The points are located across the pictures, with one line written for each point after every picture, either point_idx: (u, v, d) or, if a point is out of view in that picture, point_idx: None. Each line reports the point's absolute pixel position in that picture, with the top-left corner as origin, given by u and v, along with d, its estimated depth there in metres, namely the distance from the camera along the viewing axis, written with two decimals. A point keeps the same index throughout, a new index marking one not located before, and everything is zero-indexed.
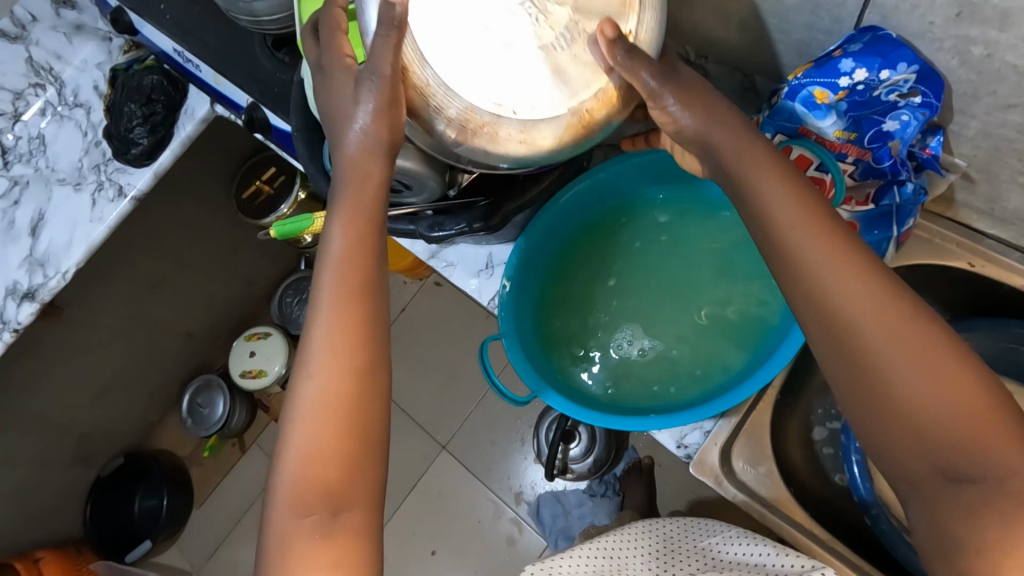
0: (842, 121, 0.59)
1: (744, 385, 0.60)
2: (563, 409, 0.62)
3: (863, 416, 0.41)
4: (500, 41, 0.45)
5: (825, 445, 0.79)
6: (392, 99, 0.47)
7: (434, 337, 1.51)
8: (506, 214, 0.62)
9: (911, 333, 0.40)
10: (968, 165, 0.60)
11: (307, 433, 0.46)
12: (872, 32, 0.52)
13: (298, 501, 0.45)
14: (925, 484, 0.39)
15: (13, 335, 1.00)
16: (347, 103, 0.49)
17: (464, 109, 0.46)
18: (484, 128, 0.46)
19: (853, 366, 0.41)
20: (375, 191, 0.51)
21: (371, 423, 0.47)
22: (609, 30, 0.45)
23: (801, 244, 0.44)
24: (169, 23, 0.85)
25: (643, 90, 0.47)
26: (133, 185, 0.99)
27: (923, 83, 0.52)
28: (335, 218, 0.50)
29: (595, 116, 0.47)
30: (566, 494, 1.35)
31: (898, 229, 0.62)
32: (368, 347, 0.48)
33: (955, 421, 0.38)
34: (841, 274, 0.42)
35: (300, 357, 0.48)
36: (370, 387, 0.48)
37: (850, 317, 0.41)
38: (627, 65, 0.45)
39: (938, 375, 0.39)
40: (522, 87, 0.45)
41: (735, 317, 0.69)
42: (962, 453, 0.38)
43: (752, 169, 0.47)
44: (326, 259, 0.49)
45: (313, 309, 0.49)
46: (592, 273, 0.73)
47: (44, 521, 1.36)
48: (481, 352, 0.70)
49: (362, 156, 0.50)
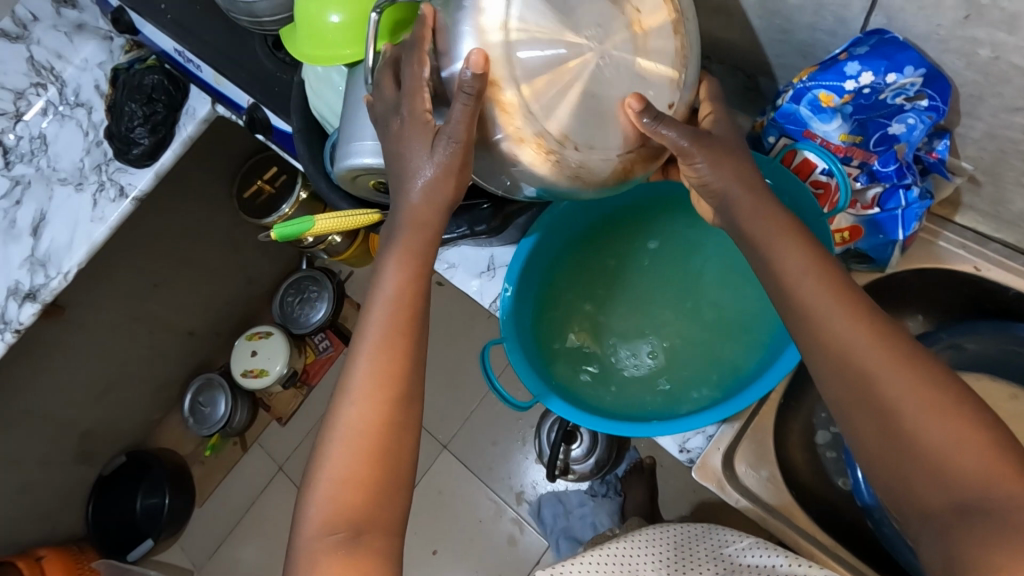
0: (847, 124, 0.58)
1: (747, 391, 0.60)
2: (567, 416, 0.61)
3: (868, 446, 0.45)
4: (567, 78, 0.44)
5: (826, 449, 0.77)
6: (462, 164, 0.49)
7: (435, 336, 1.51)
8: (509, 215, 0.62)
9: (912, 369, 0.44)
10: (974, 168, 0.59)
11: (341, 457, 0.49)
12: (878, 34, 0.51)
13: (325, 521, 0.48)
14: (933, 512, 0.41)
15: (15, 336, 1.00)
16: (416, 151, 0.50)
17: (536, 133, 0.45)
18: (548, 155, 0.46)
19: (855, 396, 0.45)
20: (429, 238, 0.53)
21: (401, 452, 0.50)
22: (633, 103, 0.46)
23: (805, 283, 0.48)
24: (169, 23, 0.85)
25: (673, 147, 0.48)
26: (134, 185, 0.99)
27: (929, 86, 0.52)
28: (387, 254, 0.53)
29: (631, 168, 0.50)
30: (566, 494, 1.34)
31: (904, 235, 0.61)
32: (408, 380, 0.51)
33: (959, 453, 0.41)
34: (847, 312, 0.47)
35: (341, 385, 0.51)
36: (403, 418, 0.50)
37: (852, 352, 0.45)
38: (652, 128, 0.47)
39: (939, 409, 0.42)
40: (583, 123, 0.46)
41: (732, 325, 0.69)
42: (970, 483, 0.40)
43: (762, 219, 0.51)
44: (378, 294, 0.53)
45: (359, 340, 0.52)
46: (590, 281, 0.73)
47: (46, 520, 1.35)
48: (481, 355, 0.69)
49: (425, 206, 0.51)
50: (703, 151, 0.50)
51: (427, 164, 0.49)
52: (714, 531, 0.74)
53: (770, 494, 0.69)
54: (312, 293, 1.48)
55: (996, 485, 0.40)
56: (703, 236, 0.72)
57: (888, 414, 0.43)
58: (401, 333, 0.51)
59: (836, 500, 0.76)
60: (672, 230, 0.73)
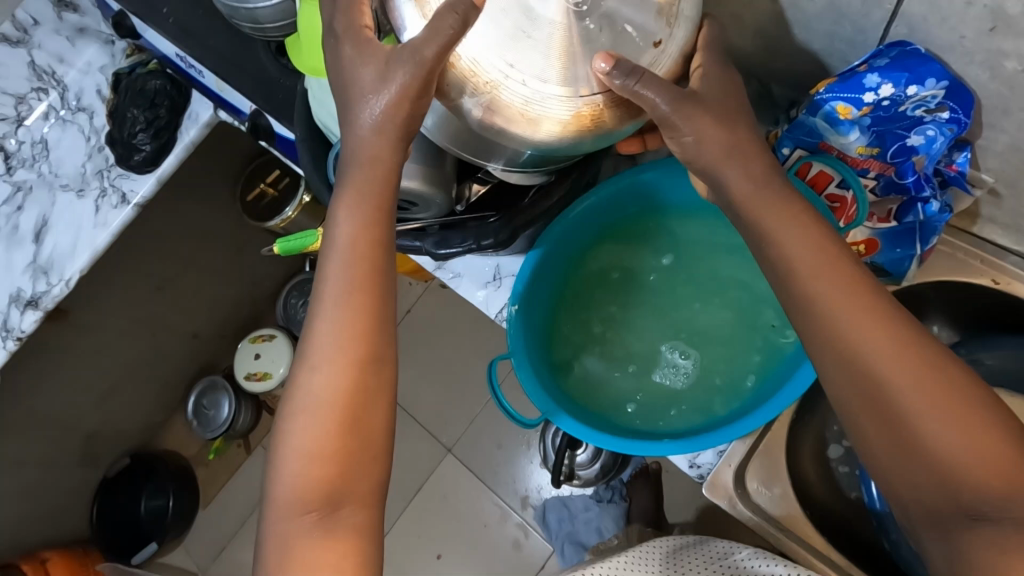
0: (865, 136, 0.56)
1: (758, 411, 0.58)
2: (579, 435, 0.61)
3: (876, 452, 0.43)
4: (526, 14, 0.42)
5: (839, 463, 0.76)
6: (422, 88, 0.45)
7: (441, 340, 1.50)
8: (516, 229, 0.61)
9: (925, 368, 0.42)
10: (996, 181, 0.58)
11: (307, 431, 0.47)
12: (900, 46, 0.50)
13: (297, 499, 0.47)
14: (942, 517, 0.40)
15: (17, 344, 0.99)
16: (362, 81, 0.48)
17: (470, 66, 0.44)
18: (486, 92, 0.44)
19: (865, 394, 0.43)
20: (384, 176, 0.50)
21: (375, 421, 0.49)
22: (602, 63, 0.43)
23: (809, 271, 0.46)
24: (171, 26, 0.83)
25: (650, 109, 0.45)
26: (135, 191, 0.98)
27: (951, 98, 0.50)
28: (338, 203, 0.50)
29: (604, 116, 0.46)
30: (572, 499, 1.33)
31: (923, 248, 0.61)
32: (372, 342, 0.49)
33: (973, 458, 0.39)
34: (851, 305, 0.44)
35: (302, 352, 0.49)
36: (372, 383, 0.49)
37: (862, 349, 0.43)
38: (627, 88, 0.43)
39: (953, 413, 0.40)
40: (529, 61, 0.43)
41: (739, 335, 0.68)
42: (984, 490, 0.39)
43: (773, 218, 0.48)
44: (334, 249, 0.50)
45: (319, 302, 0.49)
46: (594, 286, 0.72)
47: (51, 522, 1.35)
48: (488, 370, 0.68)
49: (376, 140, 0.49)
50: (688, 122, 0.47)
51: (378, 90, 0.47)
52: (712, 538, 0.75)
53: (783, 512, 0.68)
54: None
55: (1016, 494, 0.38)
56: (707, 234, 0.71)
57: (899, 415, 0.42)
58: (363, 291, 0.49)
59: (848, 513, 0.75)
60: (678, 230, 0.71)
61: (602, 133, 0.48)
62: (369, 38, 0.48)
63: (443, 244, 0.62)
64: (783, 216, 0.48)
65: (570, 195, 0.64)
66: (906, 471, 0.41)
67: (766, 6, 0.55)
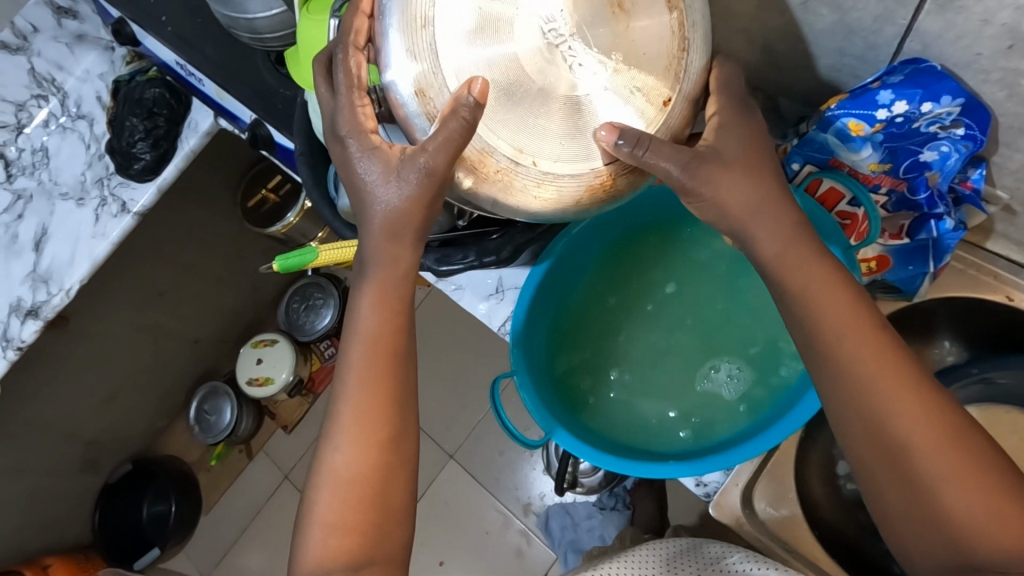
0: (878, 152, 0.55)
1: (763, 435, 0.57)
2: (583, 455, 0.60)
3: (889, 504, 0.43)
4: (531, 92, 0.42)
5: (847, 480, 0.74)
6: (436, 194, 0.45)
7: (443, 345, 1.49)
8: (518, 246, 0.60)
9: (941, 427, 0.42)
10: (1010, 198, 0.56)
11: (330, 502, 0.47)
12: (914, 63, 0.49)
13: (318, 566, 0.46)
14: (945, 567, 0.41)
15: (17, 353, 0.98)
16: (371, 176, 0.46)
17: (482, 152, 0.43)
18: (499, 175, 0.43)
19: (875, 439, 0.44)
20: (405, 275, 0.49)
21: (395, 490, 0.48)
22: (606, 132, 0.43)
23: (835, 324, 0.46)
24: (170, 36, 0.82)
25: (665, 178, 0.44)
26: (136, 201, 0.97)
27: (967, 115, 0.49)
28: (362, 291, 0.50)
29: (616, 181, 0.45)
30: (574, 506, 1.32)
31: (936, 265, 0.59)
32: (391, 410, 0.49)
33: (981, 519, 0.40)
34: (871, 357, 0.44)
35: (326, 426, 0.49)
36: (395, 456, 0.48)
37: (880, 404, 0.44)
38: (640, 158, 0.43)
39: (966, 473, 0.41)
40: (546, 144, 0.43)
41: (749, 356, 0.67)
42: (988, 543, 0.40)
43: (799, 239, 0.47)
44: (354, 335, 0.50)
45: (341, 382, 0.49)
46: (605, 302, 0.71)
47: (51, 529, 1.34)
48: (490, 390, 0.66)
49: (390, 246, 0.48)
50: (708, 186, 0.46)
51: (393, 185, 0.46)
52: (705, 544, 0.73)
53: (788, 531, 0.68)
54: (318, 303, 1.46)
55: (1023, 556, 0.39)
56: (716, 254, 0.70)
57: (905, 463, 0.42)
58: (387, 364, 0.49)
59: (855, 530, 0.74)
60: (685, 248, 0.70)
61: (613, 198, 0.48)
62: (377, 144, 0.46)
63: (444, 261, 0.61)
64: (796, 239, 0.47)
65: None
66: (910, 520, 0.42)
67: (774, 22, 0.54)
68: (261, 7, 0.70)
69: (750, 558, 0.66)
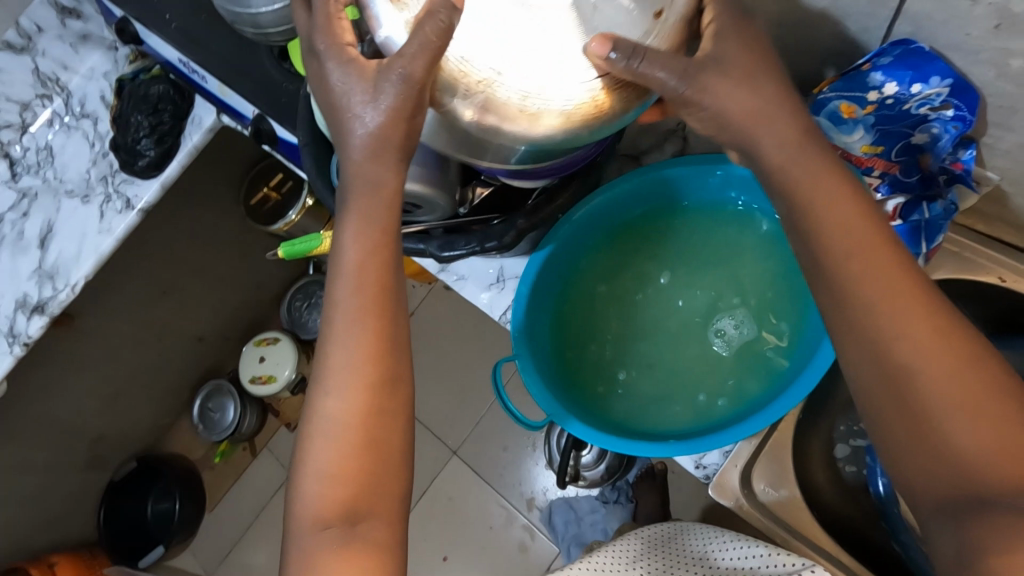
0: (870, 134, 0.58)
1: (762, 413, 0.58)
2: (583, 434, 0.62)
3: (893, 436, 0.42)
4: (519, 1, 0.41)
5: (847, 462, 0.77)
6: (416, 106, 0.45)
7: (445, 341, 1.50)
8: (520, 232, 0.61)
9: (952, 356, 0.41)
10: (1002, 178, 0.58)
11: (327, 451, 0.47)
12: (903, 45, 0.51)
13: (318, 515, 0.46)
14: (950, 501, 0.38)
15: (25, 349, 0.99)
16: (352, 97, 0.46)
17: (461, 64, 0.43)
18: (479, 89, 0.43)
19: (879, 368, 0.42)
20: (389, 203, 0.49)
21: (392, 438, 0.48)
22: (597, 44, 0.41)
23: (841, 257, 0.45)
24: (175, 33, 0.83)
25: (662, 89, 0.44)
26: (140, 197, 0.98)
27: (957, 96, 0.52)
28: (346, 225, 0.49)
29: (608, 99, 0.45)
30: (577, 500, 1.33)
31: (927, 248, 0.59)
32: (384, 356, 0.48)
33: (991, 451, 0.38)
34: (881, 292, 0.43)
35: (318, 373, 0.49)
36: (389, 401, 0.48)
37: (890, 335, 0.42)
38: (632, 68, 0.41)
39: (978, 405, 0.39)
40: (531, 52, 0.42)
41: (748, 335, 0.68)
42: (993, 472, 0.37)
43: (807, 201, 0.47)
44: (340, 279, 0.49)
45: (330, 330, 0.48)
46: (606, 286, 0.72)
47: (56, 526, 1.35)
48: (492, 372, 0.68)
49: (373, 166, 0.48)
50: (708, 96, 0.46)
51: (372, 105, 0.45)
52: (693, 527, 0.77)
53: (790, 512, 0.69)
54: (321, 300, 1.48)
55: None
56: (713, 238, 0.71)
57: (909, 390, 0.41)
58: (377, 305, 0.48)
59: (854, 515, 0.76)
60: (686, 233, 0.72)
61: (606, 120, 0.46)
62: (354, 57, 0.46)
63: (447, 248, 0.62)
64: (795, 218, 0.47)
65: (578, 195, 0.65)
66: (914, 451, 0.40)
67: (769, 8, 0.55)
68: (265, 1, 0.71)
69: (739, 541, 0.68)
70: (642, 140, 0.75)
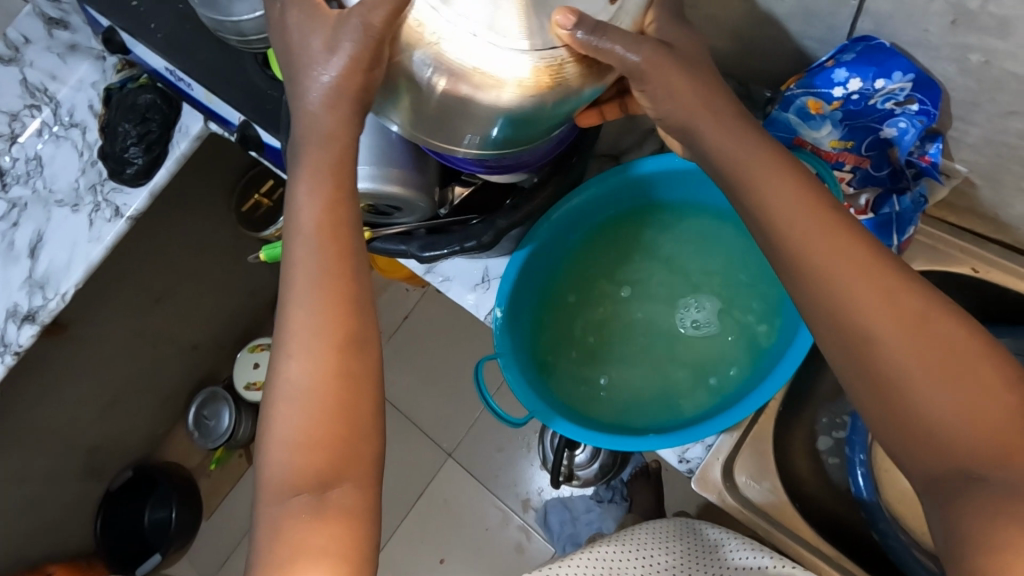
0: (838, 129, 0.61)
1: (743, 404, 0.60)
2: (565, 428, 0.63)
3: (874, 418, 0.42)
4: None
5: (830, 455, 0.79)
6: (374, 58, 0.44)
7: (439, 344, 1.50)
8: (499, 231, 0.62)
9: (926, 331, 0.41)
10: (969, 171, 0.61)
11: (293, 418, 0.46)
12: (865, 41, 0.53)
13: (287, 483, 0.45)
14: (941, 480, 0.39)
15: (14, 358, 1.00)
16: (312, 54, 0.45)
17: (417, 19, 0.42)
18: (435, 47, 0.42)
19: (857, 349, 0.42)
20: (342, 157, 0.48)
21: (361, 404, 0.47)
22: (561, 17, 0.41)
23: (804, 244, 0.45)
24: (161, 42, 0.84)
25: (624, 66, 0.44)
26: (129, 205, 0.98)
27: (919, 91, 0.54)
28: (298, 185, 0.48)
29: (565, 71, 0.44)
30: (573, 500, 1.34)
31: (898, 240, 0.61)
32: (347, 318, 0.47)
33: (968, 424, 0.39)
34: (849, 269, 0.43)
35: (279, 338, 0.48)
36: (355, 367, 0.47)
37: (858, 314, 0.42)
38: (593, 44, 0.42)
39: (952, 377, 0.40)
40: (489, 15, 0.41)
41: (725, 326, 0.69)
42: (977, 445, 0.38)
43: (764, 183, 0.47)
44: (297, 240, 0.48)
45: (289, 292, 0.47)
46: (586, 281, 0.74)
47: (52, 536, 1.35)
48: (475, 372, 0.69)
49: (329, 116, 0.46)
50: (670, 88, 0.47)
51: (331, 54, 0.44)
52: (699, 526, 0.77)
53: (772, 505, 0.70)
54: None
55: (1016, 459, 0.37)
56: (689, 230, 0.73)
57: (887, 368, 0.41)
58: (335, 264, 0.47)
59: (840, 504, 0.78)
60: (660, 232, 0.73)
61: (563, 95, 0.45)
62: (316, 2, 0.45)
63: (428, 248, 0.64)
64: None
65: (556, 191, 0.65)
66: (900, 430, 0.41)
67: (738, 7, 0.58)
68: (247, 9, 0.72)
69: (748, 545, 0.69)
70: (622, 141, 0.76)
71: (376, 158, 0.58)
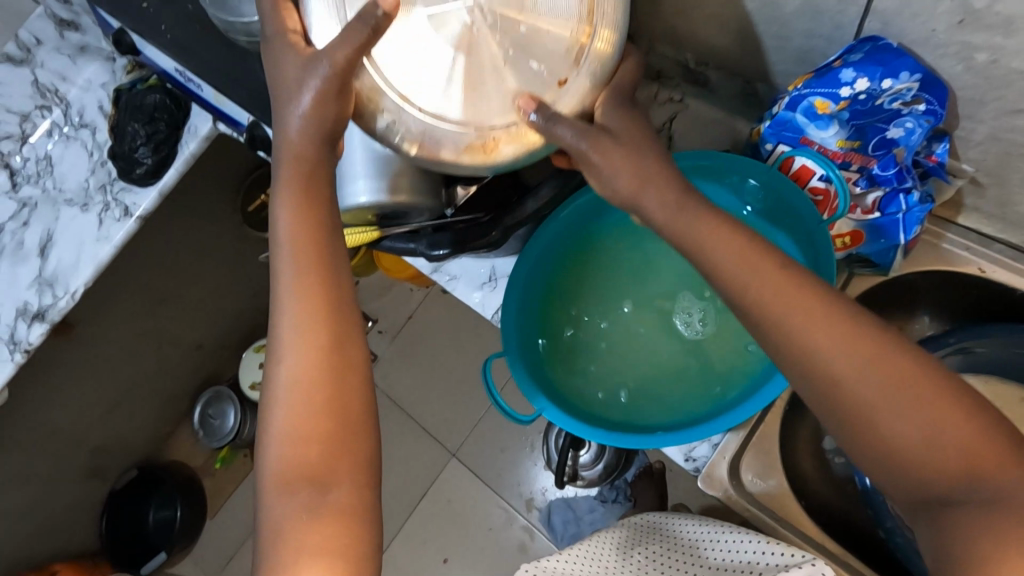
0: (845, 130, 0.62)
1: (751, 402, 0.60)
2: (562, 424, 0.63)
3: (843, 439, 0.43)
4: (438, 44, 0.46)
5: (835, 454, 0.79)
6: (341, 85, 0.46)
7: (443, 344, 1.51)
8: (507, 229, 0.64)
9: (881, 356, 0.42)
10: (975, 170, 0.62)
11: (287, 418, 0.47)
12: (872, 41, 0.54)
13: (284, 486, 0.46)
14: (921, 502, 0.40)
15: (25, 356, 1.01)
16: (292, 87, 0.47)
17: (371, 86, 0.47)
18: (384, 112, 0.48)
19: (824, 384, 0.42)
20: (314, 168, 0.49)
21: (353, 402, 0.47)
22: (522, 102, 0.47)
23: (761, 288, 0.44)
24: (169, 43, 0.85)
25: (567, 147, 0.48)
26: (138, 205, 0.99)
27: (926, 91, 0.54)
28: (279, 197, 0.49)
29: (500, 146, 0.49)
30: (577, 501, 1.34)
31: (904, 239, 0.64)
32: (335, 319, 0.48)
33: (936, 448, 0.39)
34: (805, 293, 0.44)
35: (270, 342, 0.48)
36: (345, 366, 0.48)
37: (822, 354, 0.42)
38: (547, 128, 0.47)
39: (910, 397, 0.40)
40: (433, 92, 0.47)
41: (720, 323, 0.70)
42: (945, 466, 0.39)
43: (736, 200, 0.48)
44: (280, 243, 0.49)
45: (276, 295, 0.48)
46: (584, 282, 0.74)
47: (57, 535, 1.35)
48: (482, 370, 0.69)
49: (301, 141, 0.48)
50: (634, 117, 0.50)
51: (305, 90, 0.46)
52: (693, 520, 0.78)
53: (778, 503, 0.70)
54: None
55: (980, 474, 0.38)
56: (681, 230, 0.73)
57: (855, 396, 0.41)
58: (318, 266, 0.48)
59: (845, 503, 0.78)
60: (653, 237, 0.73)
61: (501, 163, 0.50)
62: (294, 42, 0.48)
63: (436, 246, 0.65)
64: None
65: (562, 196, 0.66)
66: (867, 457, 0.42)
67: (746, 6, 0.59)
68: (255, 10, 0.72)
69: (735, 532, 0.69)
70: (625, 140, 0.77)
71: (375, 171, 0.59)
